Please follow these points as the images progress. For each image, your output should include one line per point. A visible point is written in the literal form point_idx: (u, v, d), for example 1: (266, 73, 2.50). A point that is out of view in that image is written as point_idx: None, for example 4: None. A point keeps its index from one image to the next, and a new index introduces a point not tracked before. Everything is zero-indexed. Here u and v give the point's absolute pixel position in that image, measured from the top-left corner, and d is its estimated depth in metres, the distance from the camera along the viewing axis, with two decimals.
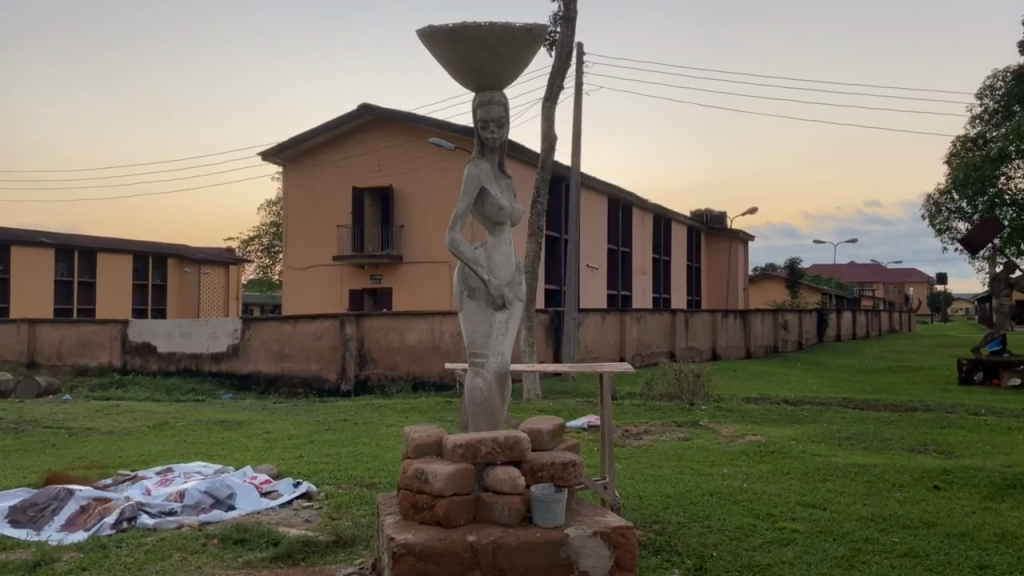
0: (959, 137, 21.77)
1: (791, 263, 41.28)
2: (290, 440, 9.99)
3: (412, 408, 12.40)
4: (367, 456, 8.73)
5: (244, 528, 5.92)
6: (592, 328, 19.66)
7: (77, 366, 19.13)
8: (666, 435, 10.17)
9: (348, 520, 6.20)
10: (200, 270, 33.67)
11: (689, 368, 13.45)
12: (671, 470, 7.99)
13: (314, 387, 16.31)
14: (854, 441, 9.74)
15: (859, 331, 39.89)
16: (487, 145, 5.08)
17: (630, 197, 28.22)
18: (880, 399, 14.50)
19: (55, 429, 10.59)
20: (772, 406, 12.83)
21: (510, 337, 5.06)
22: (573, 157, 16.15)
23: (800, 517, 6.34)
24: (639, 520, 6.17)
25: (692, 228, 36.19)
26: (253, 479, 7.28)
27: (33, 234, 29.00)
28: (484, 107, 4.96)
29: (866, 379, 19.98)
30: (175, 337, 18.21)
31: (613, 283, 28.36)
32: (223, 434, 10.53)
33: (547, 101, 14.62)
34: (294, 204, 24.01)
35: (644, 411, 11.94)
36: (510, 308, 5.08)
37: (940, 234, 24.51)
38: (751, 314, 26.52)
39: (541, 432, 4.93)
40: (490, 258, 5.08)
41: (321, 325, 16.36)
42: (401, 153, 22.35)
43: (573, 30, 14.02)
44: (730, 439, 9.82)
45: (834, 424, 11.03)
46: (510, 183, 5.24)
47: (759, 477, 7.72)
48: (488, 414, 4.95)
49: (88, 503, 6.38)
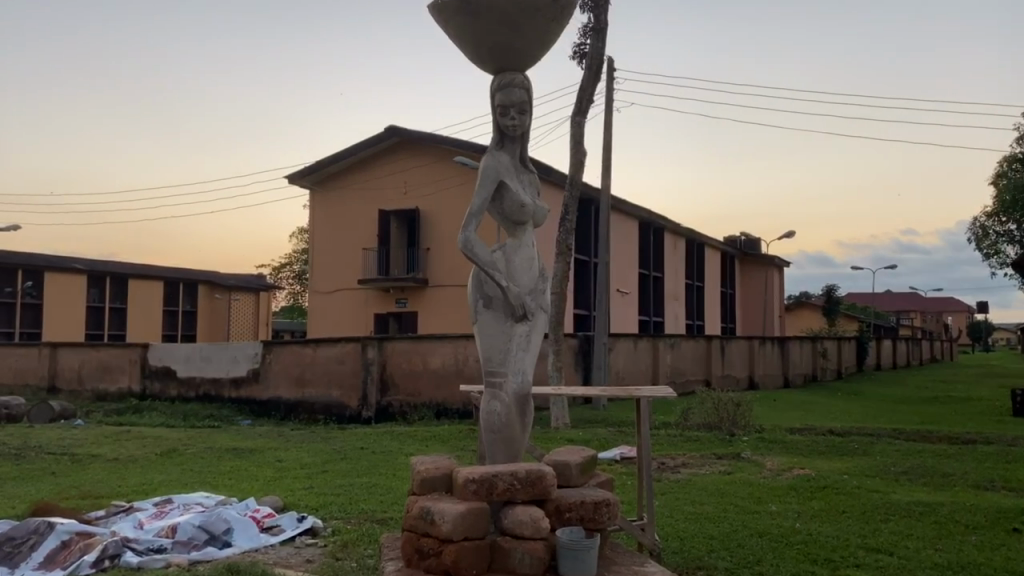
0: (1003, 158, 20.95)
1: (829, 290, 40.28)
2: (303, 470, 9.37)
3: (434, 436, 11.73)
4: (381, 487, 8.09)
5: (235, 569, 5.30)
6: (623, 353, 18.90)
7: (96, 391, 18.79)
8: (705, 468, 9.42)
9: (351, 561, 5.55)
10: (230, 297, 33.46)
11: (729, 396, 12.68)
12: (714, 507, 7.26)
13: (335, 413, 15.73)
14: (911, 475, 8.92)
15: (899, 360, 38.63)
16: (507, 134, 4.48)
17: (662, 221, 27.53)
18: (933, 430, 13.54)
19: (59, 455, 10.08)
20: (819, 436, 12.00)
21: (532, 354, 4.43)
22: (603, 174, 15.51)
23: (863, 564, 5.57)
24: (681, 567, 5.44)
25: (725, 254, 35.36)
26: (253, 513, 6.64)
27: (64, 260, 29.00)
28: (504, 90, 4.36)
29: (913, 409, 18.95)
30: (194, 360, 17.77)
31: (645, 309, 27.59)
32: (234, 461, 9.98)
33: (576, 115, 14.05)
34: (320, 228, 23.66)
35: (682, 441, 11.20)
36: (533, 320, 4.46)
37: (988, 258, 23.47)
38: (788, 342, 25.59)
39: (570, 466, 4.26)
40: (509, 262, 4.46)
41: (343, 348, 15.81)
42: (427, 175, 21.91)
43: (603, 42, 13.44)
44: (775, 472, 9.06)
45: (888, 457, 10.20)
46: (535, 179, 4.64)
47: (813, 517, 6.94)
48: (506, 441, 4.33)
49: (70, 538, 5.78)
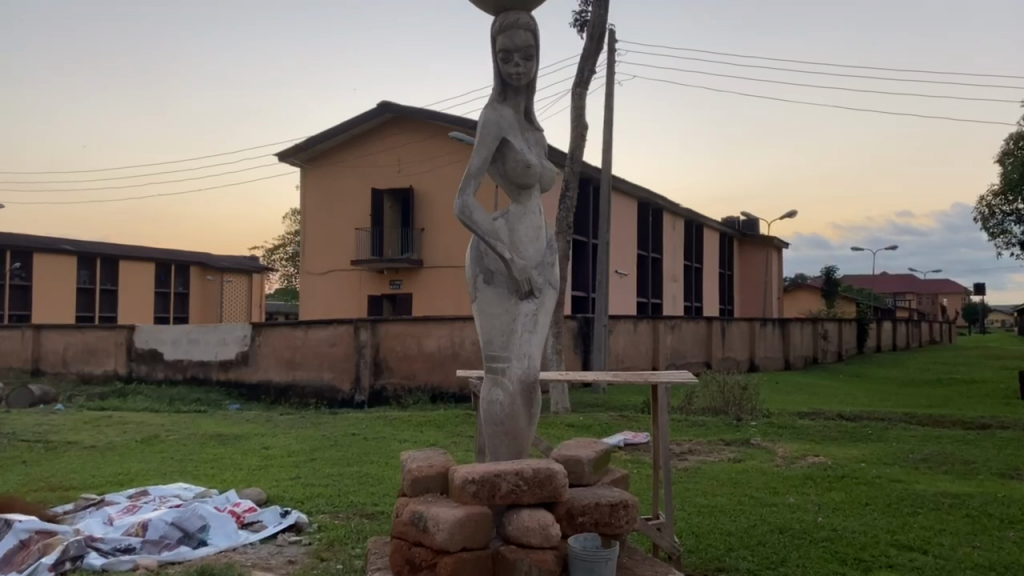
0: (1009, 135, 20.43)
1: (828, 272, 39.84)
2: (289, 458, 8.87)
3: (428, 421, 11.23)
4: (371, 478, 7.58)
5: (208, 572, 4.79)
6: (623, 335, 18.41)
7: (82, 374, 18.30)
8: (714, 455, 8.95)
9: (337, 562, 5.05)
10: (223, 278, 32.73)
11: (735, 380, 12.23)
12: (728, 499, 6.78)
13: (327, 397, 15.24)
14: (931, 463, 8.46)
15: (899, 342, 38.29)
16: (510, 84, 3.99)
17: (662, 201, 26.99)
18: (945, 414, 13.07)
19: (33, 442, 9.58)
20: (828, 421, 11.53)
21: (540, 336, 3.93)
22: (604, 149, 14.92)
23: (897, 565, 5.09)
24: (699, 570, 4.99)
25: (724, 235, 34.84)
26: (232, 507, 6.14)
27: (53, 241, 28.39)
28: (506, 33, 3.87)
29: (918, 392, 18.51)
30: (182, 343, 17.23)
31: (644, 291, 27.11)
32: (218, 449, 9.47)
33: (578, 87, 13.47)
34: (311, 207, 23.05)
35: (688, 427, 10.72)
36: (540, 296, 3.96)
37: (994, 238, 23.00)
38: (789, 323, 25.15)
39: (581, 462, 3.77)
40: (513, 230, 3.97)
41: (335, 330, 15.31)
42: (421, 151, 21.31)
43: (606, 8, 12.83)
44: (789, 460, 8.58)
45: (905, 443, 9.72)
46: (541, 138, 4.15)
47: (835, 509, 6.48)
48: (510, 435, 3.83)
49: (29, 537, 5.28)
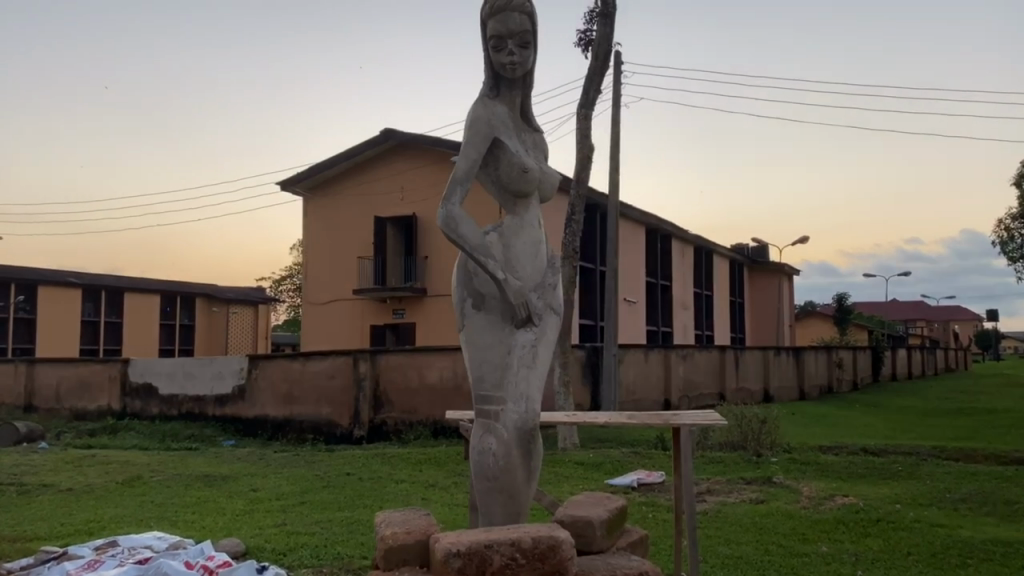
0: None
1: (840, 297, 39.07)
2: (277, 502, 8.25)
3: (428, 459, 10.57)
4: (362, 525, 6.95)
5: None
6: (633, 366, 17.77)
7: (75, 409, 17.74)
8: (736, 496, 8.27)
9: None
10: (228, 310, 32.25)
11: (753, 412, 11.53)
12: (755, 548, 6.12)
13: (324, 432, 14.65)
14: (972, 505, 7.77)
15: (915, 369, 37.39)
16: (504, 76, 3.56)
17: (670, 227, 26.43)
18: (975, 447, 12.31)
19: (8, 485, 8.98)
20: (853, 457, 10.82)
21: (539, 372, 3.35)
22: (611, 173, 14.41)
23: None
24: None
25: (735, 262, 34.25)
26: (205, 560, 5.50)
27: (56, 274, 27.96)
28: (498, 18, 3.47)
29: (941, 422, 17.75)
30: (177, 376, 16.66)
31: (653, 319, 26.50)
32: (203, 492, 8.85)
33: (582, 107, 12.96)
34: (313, 236, 22.59)
35: (704, 464, 10.06)
36: (540, 324, 3.40)
37: (1015, 262, 22.27)
38: (804, 351, 24.46)
39: (592, 524, 3.40)
40: (509, 246, 3.46)
41: (333, 362, 14.74)
42: (424, 177, 20.87)
43: (611, 27, 12.36)
44: (816, 501, 7.93)
45: (940, 481, 9.02)
46: (539, 140, 3.69)
47: (874, 561, 5.80)
48: (505, 492, 3.26)
49: None
